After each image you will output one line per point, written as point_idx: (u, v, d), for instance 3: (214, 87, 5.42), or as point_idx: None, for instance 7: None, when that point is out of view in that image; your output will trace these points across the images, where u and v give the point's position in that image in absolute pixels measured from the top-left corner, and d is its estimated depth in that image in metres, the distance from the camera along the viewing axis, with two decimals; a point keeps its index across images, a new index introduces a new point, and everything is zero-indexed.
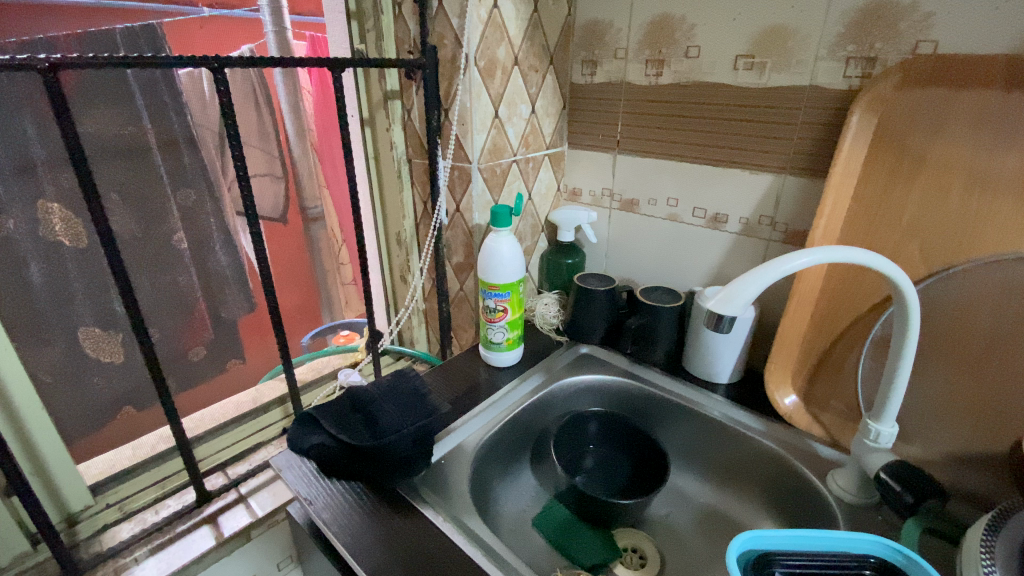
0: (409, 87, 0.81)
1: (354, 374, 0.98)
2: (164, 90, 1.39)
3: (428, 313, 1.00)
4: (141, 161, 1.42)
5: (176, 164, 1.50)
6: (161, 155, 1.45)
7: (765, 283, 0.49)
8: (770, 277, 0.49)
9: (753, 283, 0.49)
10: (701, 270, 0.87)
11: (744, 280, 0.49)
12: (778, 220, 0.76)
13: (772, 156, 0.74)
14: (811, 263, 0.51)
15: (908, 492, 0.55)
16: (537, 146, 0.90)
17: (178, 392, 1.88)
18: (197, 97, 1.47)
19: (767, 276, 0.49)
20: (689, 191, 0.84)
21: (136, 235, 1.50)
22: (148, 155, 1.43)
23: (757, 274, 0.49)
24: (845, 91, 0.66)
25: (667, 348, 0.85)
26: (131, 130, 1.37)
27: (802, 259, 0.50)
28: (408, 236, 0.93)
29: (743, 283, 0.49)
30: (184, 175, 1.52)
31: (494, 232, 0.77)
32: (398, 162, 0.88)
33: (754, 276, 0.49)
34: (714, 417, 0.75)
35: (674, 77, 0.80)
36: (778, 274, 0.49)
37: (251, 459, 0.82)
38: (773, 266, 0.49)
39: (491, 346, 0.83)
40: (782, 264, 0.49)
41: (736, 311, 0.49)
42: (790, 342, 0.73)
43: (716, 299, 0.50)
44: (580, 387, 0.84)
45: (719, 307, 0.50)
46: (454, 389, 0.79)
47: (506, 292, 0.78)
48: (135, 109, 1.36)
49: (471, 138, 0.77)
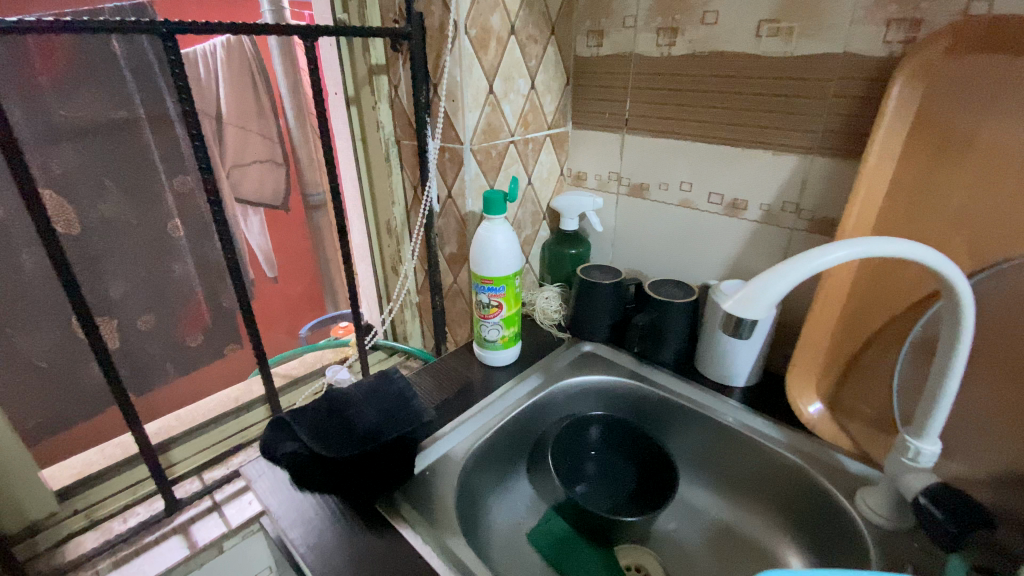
0: (395, 60, 0.74)
1: (343, 371, 0.92)
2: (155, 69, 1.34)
3: (420, 307, 0.93)
4: (133, 143, 1.37)
5: (170, 147, 1.45)
6: (153, 136, 1.40)
7: (796, 279, 0.42)
8: (801, 272, 0.42)
9: (782, 280, 0.42)
10: (717, 262, 0.79)
11: (770, 276, 0.42)
12: (804, 207, 0.68)
13: (798, 136, 0.66)
14: (848, 258, 0.43)
15: (936, 507, 0.50)
16: (537, 126, 0.83)
17: (177, 380, 1.85)
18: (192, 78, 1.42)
19: (798, 271, 0.41)
20: (704, 175, 0.76)
21: (132, 222, 1.45)
22: (140, 137, 1.38)
23: (786, 269, 0.41)
24: (885, 58, 0.58)
25: (678, 346, 0.78)
26: (122, 114, 1.33)
27: (837, 252, 0.42)
28: (398, 224, 0.87)
29: (769, 279, 0.42)
30: (177, 159, 1.47)
31: (487, 220, 0.71)
32: (386, 143, 0.81)
33: (782, 270, 0.42)
34: (728, 425, 0.69)
35: (688, 47, 0.71)
36: (808, 269, 0.42)
37: (229, 462, 0.77)
38: (806, 260, 0.42)
39: (485, 344, 0.76)
40: (813, 259, 0.42)
41: (761, 310, 0.42)
42: (817, 343, 0.65)
43: (738, 299, 0.42)
44: (582, 388, 0.78)
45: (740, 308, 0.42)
46: (444, 390, 0.73)
47: (500, 286, 0.71)
48: (127, 92, 1.32)
49: (462, 117, 0.70)
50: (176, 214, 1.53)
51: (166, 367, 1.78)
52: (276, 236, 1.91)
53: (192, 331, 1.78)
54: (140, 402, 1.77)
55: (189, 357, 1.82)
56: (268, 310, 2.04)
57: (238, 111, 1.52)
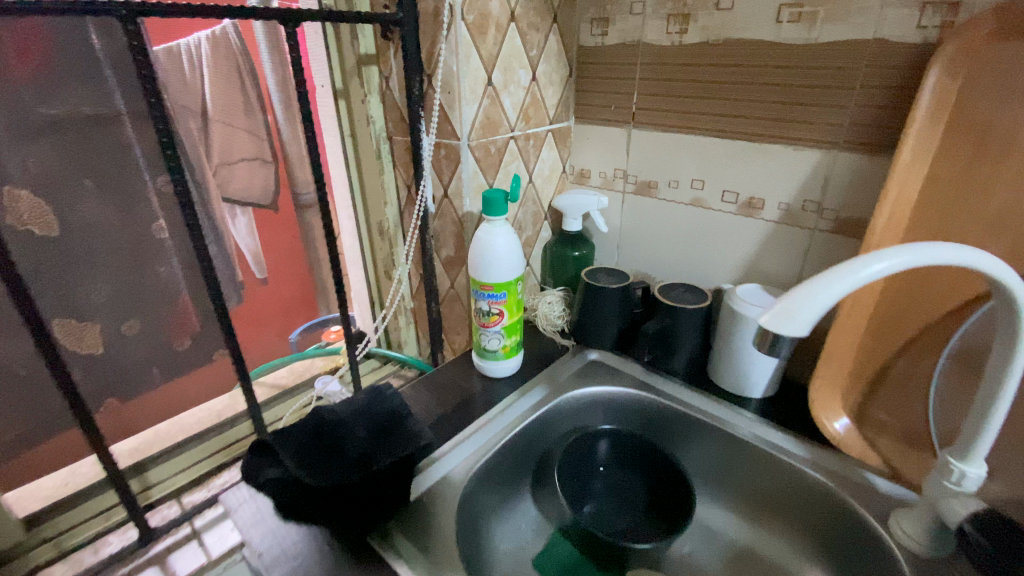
0: (386, 49, 0.68)
1: (334, 383, 0.85)
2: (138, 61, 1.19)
3: (415, 313, 0.88)
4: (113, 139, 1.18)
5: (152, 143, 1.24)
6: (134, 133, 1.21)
7: (838, 294, 0.37)
8: (841, 287, 0.37)
9: (823, 294, 0.37)
10: (730, 264, 0.75)
11: (809, 289, 0.37)
12: (826, 206, 0.63)
13: (820, 129, 0.61)
14: (892, 270, 0.38)
15: (986, 539, 0.47)
16: (538, 120, 0.77)
17: None
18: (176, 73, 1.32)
19: (837, 286, 0.37)
20: (718, 171, 0.71)
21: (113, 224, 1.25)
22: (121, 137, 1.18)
23: (827, 283, 0.37)
24: (918, 45, 0.53)
25: (690, 353, 0.74)
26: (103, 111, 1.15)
27: (878, 265, 0.38)
28: (391, 226, 0.81)
29: (807, 293, 0.37)
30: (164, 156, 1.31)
31: (486, 221, 0.66)
32: (377, 139, 0.76)
33: (822, 284, 0.37)
34: (746, 440, 0.64)
35: (701, 35, 0.67)
36: (850, 285, 0.37)
37: (211, 484, 0.71)
38: (845, 273, 0.37)
39: (485, 354, 0.71)
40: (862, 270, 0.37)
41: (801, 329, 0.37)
42: (842, 352, 0.61)
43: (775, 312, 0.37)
44: (588, 400, 0.73)
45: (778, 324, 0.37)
46: (442, 405, 0.68)
47: (502, 292, 0.66)
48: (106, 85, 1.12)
49: (459, 110, 0.65)
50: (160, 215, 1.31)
51: (152, 373, 1.54)
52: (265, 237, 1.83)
53: (181, 336, 1.54)
54: (126, 415, 1.57)
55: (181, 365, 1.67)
56: (259, 313, 1.97)
57: (226, 107, 1.43)
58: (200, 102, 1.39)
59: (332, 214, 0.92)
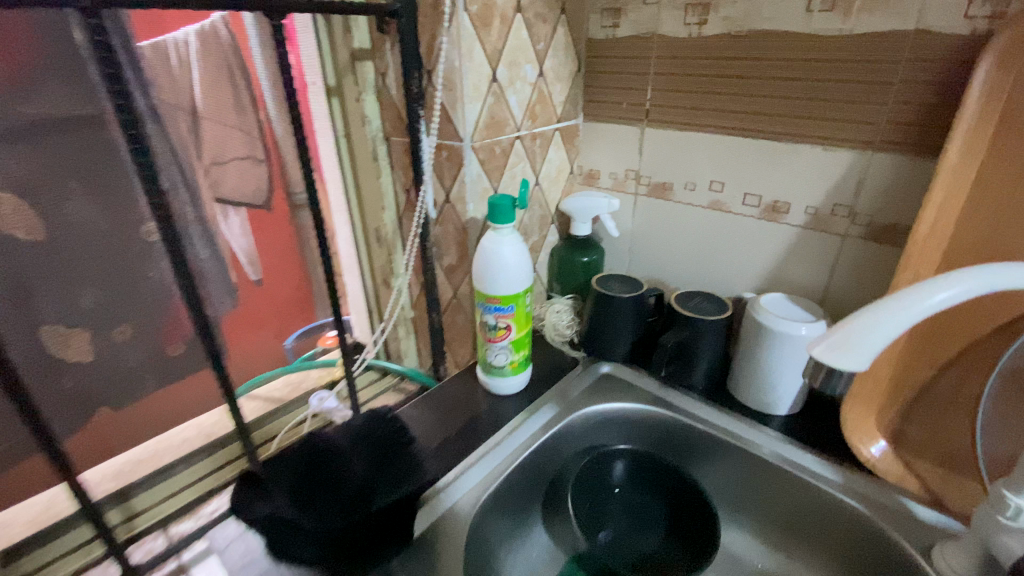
0: (382, 43, 0.63)
1: (331, 399, 0.79)
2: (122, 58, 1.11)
3: (416, 324, 0.83)
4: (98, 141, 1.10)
5: None
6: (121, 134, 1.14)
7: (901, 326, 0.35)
8: (904, 319, 0.34)
9: (886, 327, 0.34)
10: (752, 272, 0.70)
11: (869, 320, 0.35)
12: (859, 210, 0.59)
13: (854, 129, 0.57)
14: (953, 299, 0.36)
15: None
16: (546, 118, 0.73)
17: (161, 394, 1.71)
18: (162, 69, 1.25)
19: (900, 318, 0.34)
20: (739, 173, 0.66)
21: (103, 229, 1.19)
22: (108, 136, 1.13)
23: (889, 315, 0.34)
24: (966, 36, 0.48)
25: (709, 367, 0.69)
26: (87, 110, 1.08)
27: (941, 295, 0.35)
28: (389, 232, 0.76)
29: (867, 325, 0.34)
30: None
31: (492, 229, 0.61)
32: (373, 140, 0.71)
33: (886, 315, 0.34)
34: (773, 462, 0.60)
35: (723, 26, 0.62)
36: (912, 317, 0.34)
37: (198, 513, 0.64)
38: (909, 303, 0.35)
39: (491, 371, 0.67)
40: (924, 300, 0.34)
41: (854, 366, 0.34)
42: (877, 369, 0.56)
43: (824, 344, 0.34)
44: (601, 418, 0.69)
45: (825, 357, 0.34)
46: (447, 426, 0.64)
47: (509, 306, 0.61)
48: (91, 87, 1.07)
49: (461, 109, 0.60)
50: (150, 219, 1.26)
51: (147, 381, 1.46)
52: (264, 239, 1.73)
53: (173, 342, 1.47)
54: None
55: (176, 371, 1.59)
56: (258, 316, 1.85)
57: (217, 104, 1.37)
58: (189, 100, 1.34)
59: (326, 220, 0.87)
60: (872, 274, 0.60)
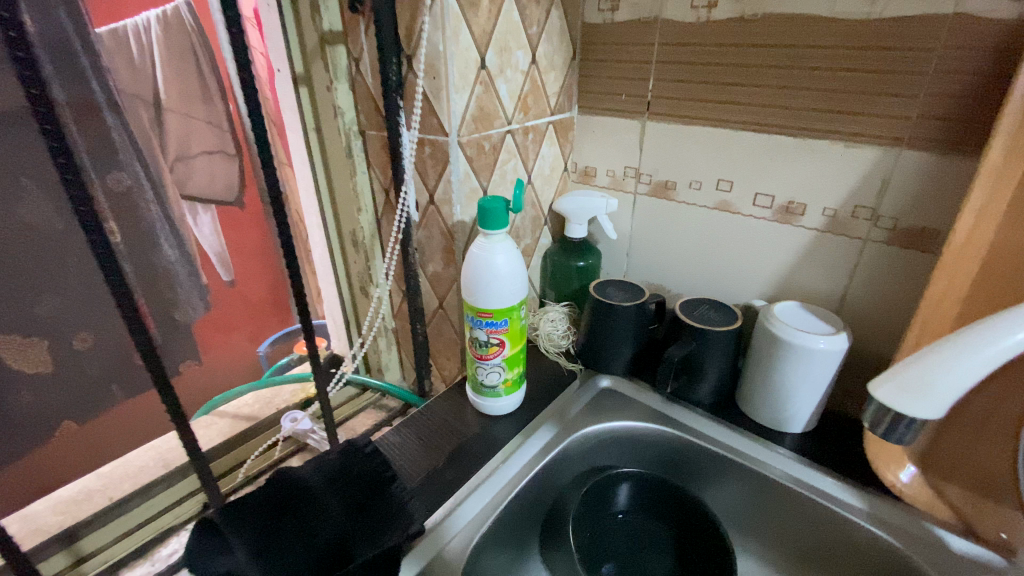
0: (355, 25, 0.56)
1: (305, 420, 0.73)
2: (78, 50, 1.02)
3: (398, 335, 0.76)
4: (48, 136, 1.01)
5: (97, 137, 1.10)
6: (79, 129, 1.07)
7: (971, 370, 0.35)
8: (971, 362, 0.35)
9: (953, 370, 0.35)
10: (762, 278, 0.65)
11: (932, 362, 0.36)
12: (883, 213, 0.54)
13: (880, 123, 0.52)
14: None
15: None
16: (539, 110, 0.66)
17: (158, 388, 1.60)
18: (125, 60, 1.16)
19: (965, 362, 0.35)
20: (750, 171, 0.61)
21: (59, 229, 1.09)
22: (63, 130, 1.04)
23: (951, 356, 0.36)
24: (1012, 20, 0.43)
25: (718, 382, 0.64)
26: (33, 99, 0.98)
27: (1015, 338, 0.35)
28: (367, 236, 0.69)
29: (931, 367, 0.36)
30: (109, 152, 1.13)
31: (482, 235, 0.55)
32: (347, 134, 0.63)
33: (950, 357, 0.36)
34: (791, 485, 0.56)
35: (734, 9, 0.56)
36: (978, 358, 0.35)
37: (153, 557, 0.59)
38: (975, 347, 0.35)
39: (482, 390, 0.61)
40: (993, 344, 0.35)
41: (923, 411, 0.36)
42: None
43: (883, 385, 0.37)
44: (603, 438, 0.63)
45: (888, 399, 0.36)
46: (434, 454, 0.57)
47: (503, 320, 0.55)
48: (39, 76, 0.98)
49: (446, 100, 0.53)
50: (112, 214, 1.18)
51: (113, 390, 1.40)
52: (234, 236, 1.58)
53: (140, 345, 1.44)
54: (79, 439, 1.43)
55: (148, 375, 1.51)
56: (232, 320, 1.68)
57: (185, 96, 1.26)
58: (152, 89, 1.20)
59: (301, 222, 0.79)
60: (895, 281, 0.55)
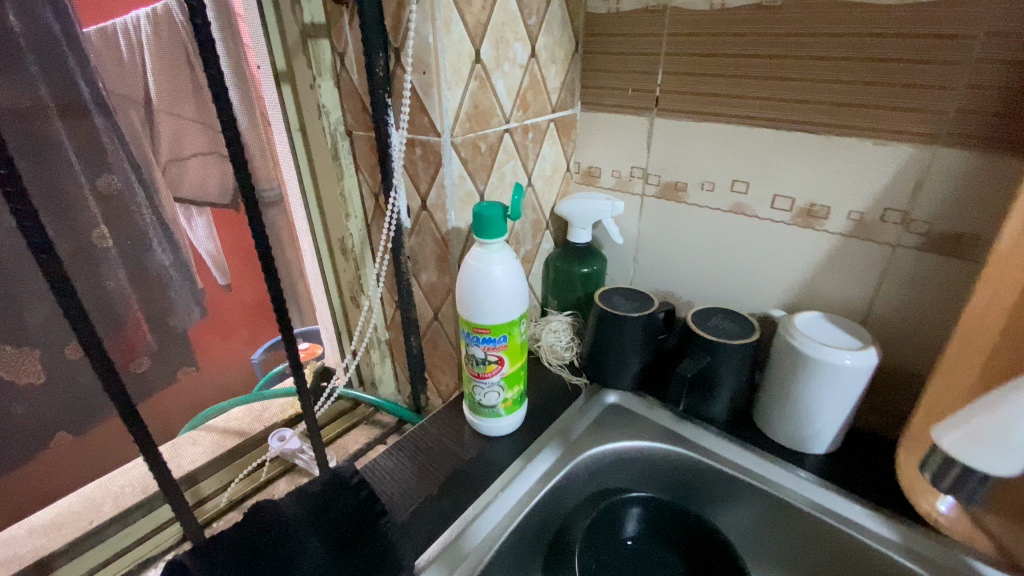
0: (339, 16, 0.52)
1: (294, 440, 0.69)
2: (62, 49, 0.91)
3: (391, 347, 0.72)
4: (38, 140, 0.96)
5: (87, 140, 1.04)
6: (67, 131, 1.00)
7: None
8: None
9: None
10: (780, 285, 0.60)
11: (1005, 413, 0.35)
12: (914, 216, 0.49)
13: (910, 118, 0.47)
14: None
15: None
16: (539, 107, 0.62)
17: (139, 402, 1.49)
18: (112, 56, 0.98)
19: None
20: (766, 171, 0.56)
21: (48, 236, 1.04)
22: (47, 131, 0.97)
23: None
24: None
25: (733, 397, 0.60)
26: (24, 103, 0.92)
27: None
28: (356, 242, 0.65)
29: (1004, 417, 0.35)
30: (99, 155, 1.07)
31: (479, 244, 0.50)
32: (333, 135, 0.59)
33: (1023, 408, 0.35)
34: (814, 513, 0.51)
35: None
36: None
37: None
38: None
39: (480, 410, 0.56)
40: None
41: (992, 465, 0.36)
42: (944, 407, 0.47)
43: (952, 434, 0.38)
44: (609, 460, 0.59)
45: (953, 450, 0.37)
46: (428, 479, 0.53)
47: (501, 337, 0.51)
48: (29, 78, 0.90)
49: (437, 97, 0.49)
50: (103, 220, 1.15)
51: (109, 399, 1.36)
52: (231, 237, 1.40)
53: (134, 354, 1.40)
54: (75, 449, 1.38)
55: (143, 378, 1.49)
56: (229, 322, 1.59)
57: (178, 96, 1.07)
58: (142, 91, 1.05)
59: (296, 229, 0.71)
60: (926, 290, 0.51)
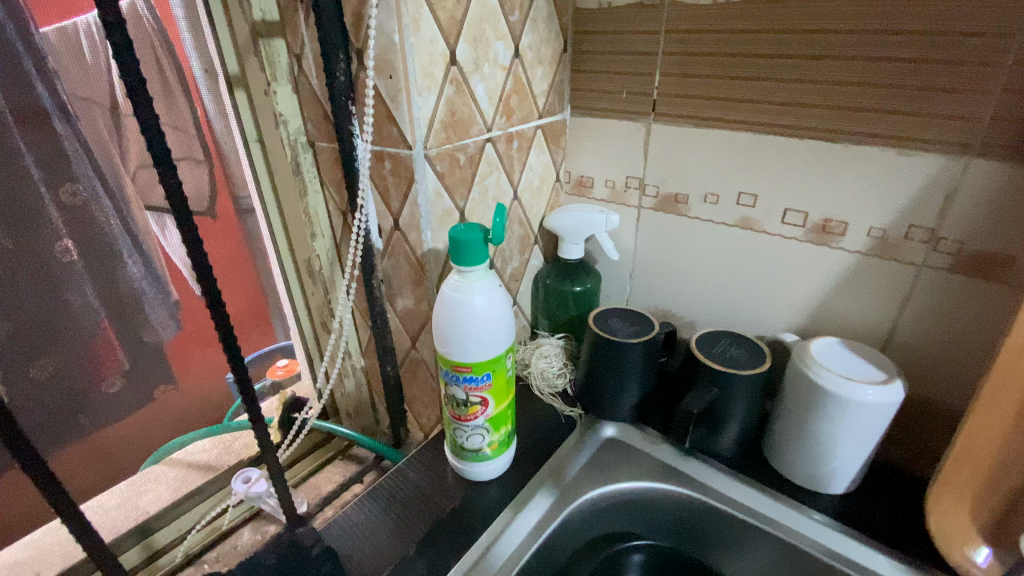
0: (294, 12, 0.46)
1: (259, 482, 0.63)
2: (16, 50, 0.74)
3: (367, 376, 0.66)
4: None
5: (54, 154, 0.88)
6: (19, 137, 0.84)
7: None
8: None
9: None
10: (790, 306, 0.55)
11: None
12: (944, 234, 0.44)
13: (938, 126, 0.42)
14: None
15: None
16: (525, 113, 0.56)
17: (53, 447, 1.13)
18: (73, 57, 0.80)
19: None
20: (777, 182, 0.51)
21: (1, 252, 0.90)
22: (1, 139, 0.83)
23: None
24: None
25: (741, 431, 0.54)
26: None
27: None
28: (324, 263, 0.59)
29: None
30: (63, 162, 0.89)
31: (457, 271, 0.44)
32: (293, 145, 0.53)
33: None
34: (832, 562, 0.46)
35: None
36: None
37: None
38: None
39: (464, 454, 0.50)
40: None
41: None
42: (979, 449, 0.41)
43: None
44: (607, 503, 0.54)
45: None
46: (403, 538, 0.47)
47: (485, 375, 0.45)
48: None
49: (406, 104, 0.43)
50: (66, 234, 0.96)
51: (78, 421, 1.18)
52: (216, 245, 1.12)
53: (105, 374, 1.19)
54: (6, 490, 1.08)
55: (101, 411, 1.23)
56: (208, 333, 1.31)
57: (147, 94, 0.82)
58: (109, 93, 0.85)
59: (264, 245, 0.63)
60: (955, 314, 0.46)
